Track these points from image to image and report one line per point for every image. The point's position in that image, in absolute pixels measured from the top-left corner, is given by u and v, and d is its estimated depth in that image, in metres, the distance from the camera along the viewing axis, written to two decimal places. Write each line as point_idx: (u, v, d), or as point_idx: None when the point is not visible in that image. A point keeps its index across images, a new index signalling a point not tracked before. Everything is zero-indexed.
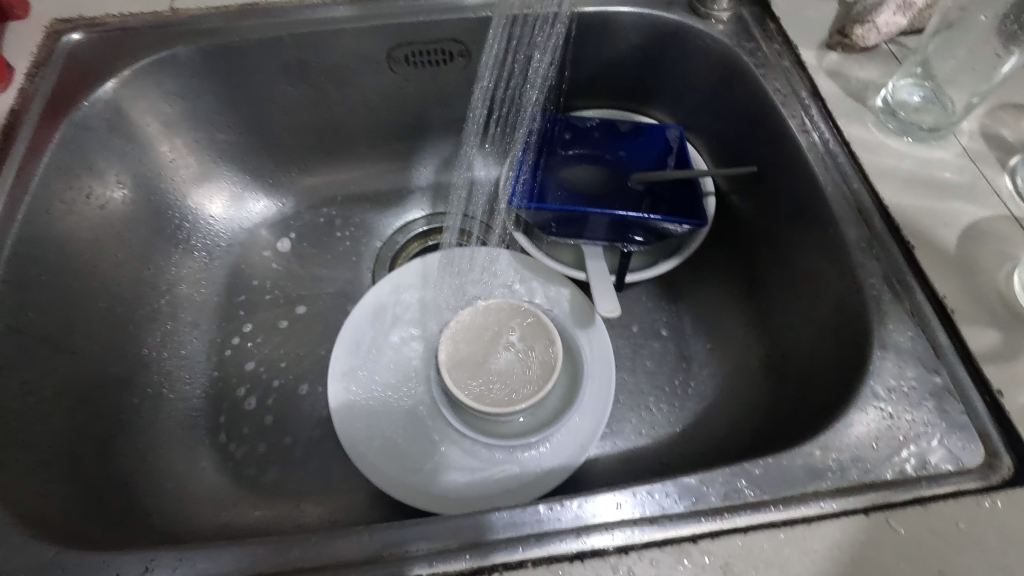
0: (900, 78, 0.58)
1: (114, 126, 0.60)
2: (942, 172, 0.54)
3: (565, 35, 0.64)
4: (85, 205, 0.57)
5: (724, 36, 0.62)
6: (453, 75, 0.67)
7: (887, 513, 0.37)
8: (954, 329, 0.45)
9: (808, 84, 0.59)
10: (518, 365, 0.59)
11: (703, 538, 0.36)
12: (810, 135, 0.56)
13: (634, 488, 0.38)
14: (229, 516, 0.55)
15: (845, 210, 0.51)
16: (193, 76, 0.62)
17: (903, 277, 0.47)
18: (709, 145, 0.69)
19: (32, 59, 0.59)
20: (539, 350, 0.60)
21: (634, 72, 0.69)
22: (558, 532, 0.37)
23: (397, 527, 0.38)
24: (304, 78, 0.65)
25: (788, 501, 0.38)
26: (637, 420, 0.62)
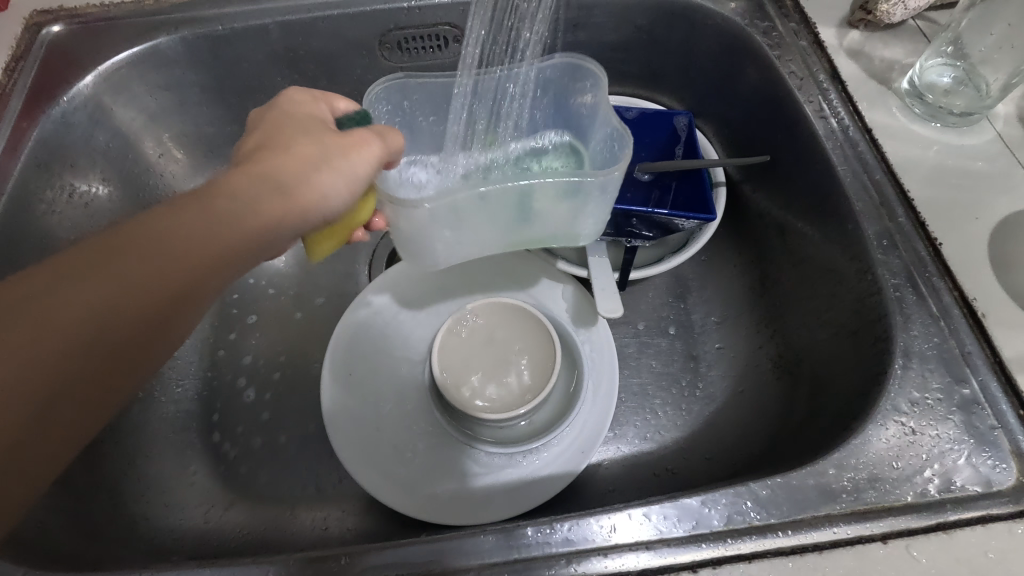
0: (928, 58, 0.53)
1: (96, 121, 0.58)
2: (973, 161, 0.50)
3: (555, 12, 0.60)
4: (67, 204, 0.55)
5: (735, 15, 0.58)
6: (449, 62, 0.64)
7: (908, 541, 0.34)
8: (985, 335, 0.41)
9: (827, 66, 0.55)
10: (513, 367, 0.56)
11: (703, 566, 0.34)
12: (828, 121, 0.52)
13: (630, 509, 0.36)
14: (219, 524, 0.54)
15: (865, 203, 0.47)
16: (177, 67, 0.60)
17: (928, 277, 0.44)
18: (720, 131, 0.65)
19: (12, 53, 0.57)
20: (537, 353, 0.57)
21: (640, 55, 0.65)
22: (547, 557, 0.34)
23: (377, 550, 0.35)
24: (293, 67, 0.62)
25: (797, 525, 0.35)
26: (643, 424, 0.59)
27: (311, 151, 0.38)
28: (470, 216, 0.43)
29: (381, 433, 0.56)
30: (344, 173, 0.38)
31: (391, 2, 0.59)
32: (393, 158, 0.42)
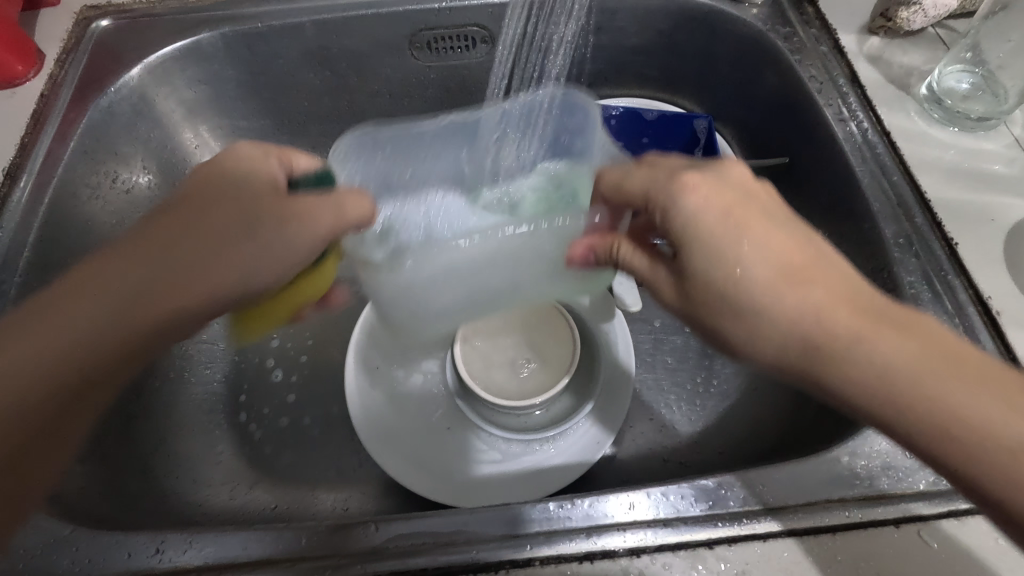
0: (946, 64, 0.55)
1: (140, 112, 0.60)
2: (989, 164, 0.51)
3: (580, 16, 0.62)
4: (110, 189, 0.58)
5: (757, 21, 0.59)
6: (476, 62, 0.66)
7: (919, 526, 0.35)
8: (999, 332, 0.42)
9: (846, 70, 0.56)
10: (521, 363, 0.58)
11: (719, 543, 0.35)
12: (847, 125, 0.53)
13: (648, 488, 0.37)
14: (245, 500, 0.56)
15: (883, 204, 0.48)
16: (217, 62, 0.62)
17: (944, 276, 0.44)
18: (740, 134, 0.67)
19: (62, 45, 0.60)
20: (552, 352, 0.58)
21: (662, 59, 0.66)
22: (568, 531, 0.36)
23: (404, 519, 0.37)
24: (326, 64, 0.65)
25: (812, 507, 0.36)
26: (659, 418, 0.60)
27: (255, 210, 0.40)
28: (449, 296, 0.45)
29: (402, 419, 0.58)
30: (290, 240, 0.40)
31: (423, 3, 0.61)
32: (352, 226, 0.41)
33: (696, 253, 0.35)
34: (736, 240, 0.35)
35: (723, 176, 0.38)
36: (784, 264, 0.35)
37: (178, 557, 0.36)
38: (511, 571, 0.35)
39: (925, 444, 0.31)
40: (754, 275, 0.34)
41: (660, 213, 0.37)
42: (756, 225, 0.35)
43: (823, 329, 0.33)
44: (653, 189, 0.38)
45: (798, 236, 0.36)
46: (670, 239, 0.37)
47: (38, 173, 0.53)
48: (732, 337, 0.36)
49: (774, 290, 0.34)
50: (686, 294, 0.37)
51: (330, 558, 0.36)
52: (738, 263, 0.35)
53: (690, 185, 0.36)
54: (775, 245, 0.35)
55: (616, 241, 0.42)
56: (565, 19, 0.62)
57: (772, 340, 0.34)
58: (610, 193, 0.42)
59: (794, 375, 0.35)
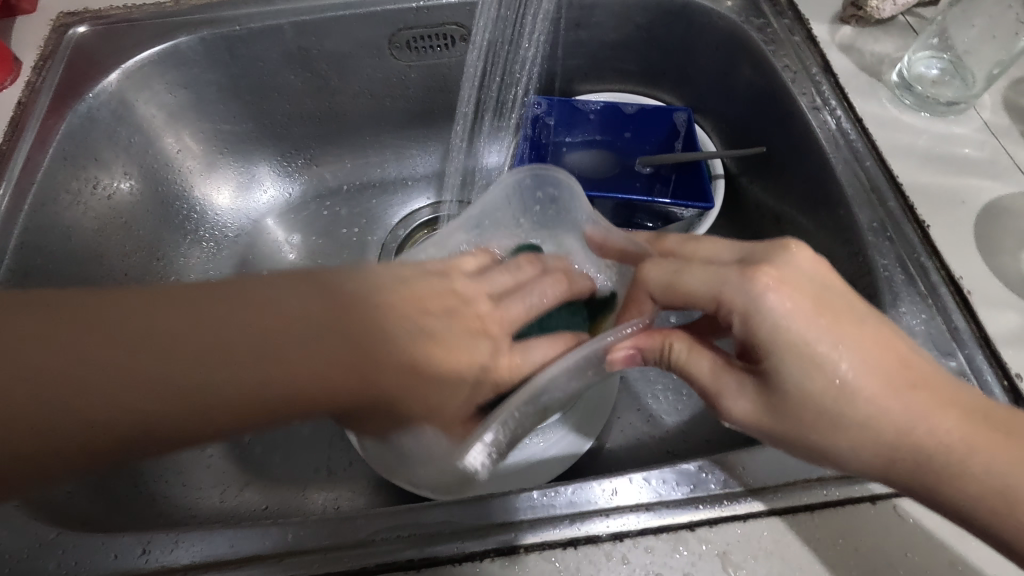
0: (916, 51, 0.55)
1: (120, 117, 0.60)
2: (960, 148, 0.52)
3: (557, 12, 0.63)
4: (91, 195, 0.58)
5: (731, 13, 0.60)
6: (455, 61, 0.66)
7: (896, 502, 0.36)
8: (971, 312, 0.43)
9: (820, 59, 0.57)
10: None
11: (700, 525, 0.36)
12: (822, 113, 0.54)
13: (631, 474, 0.37)
14: (236, 502, 0.56)
15: (856, 190, 0.49)
16: (197, 66, 0.62)
17: (917, 258, 0.45)
18: (719, 126, 0.67)
19: (39, 52, 0.60)
20: None
21: (640, 53, 0.67)
22: (552, 518, 0.36)
23: (391, 512, 0.37)
24: (306, 66, 0.65)
25: (791, 487, 0.36)
26: (645, 408, 0.61)
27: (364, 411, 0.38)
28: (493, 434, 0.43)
29: None
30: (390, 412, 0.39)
31: (401, 2, 0.61)
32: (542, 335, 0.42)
33: (794, 366, 0.33)
34: (835, 350, 0.32)
35: (798, 263, 0.34)
36: (886, 369, 0.33)
37: (165, 556, 0.36)
38: (497, 559, 0.35)
39: (966, 509, 0.33)
40: (860, 384, 0.32)
41: (741, 317, 0.33)
42: (849, 333, 0.33)
43: (922, 440, 0.32)
44: (727, 289, 0.34)
45: (886, 334, 0.34)
46: (750, 351, 0.34)
47: (17, 180, 0.52)
48: (823, 448, 0.34)
49: (882, 397, 0.32)
50: (776, 409, 0.34)
51: (318, 553, 0.36)
52: (838, 371, 0.32)
53: (772, 285, 0.33)
54: (876, 356, 0.33)
55: (671, 340, 0.38)
56: (533, 17, 0.62)
57: (870, 443, 0.33)
58: (663, 292, 0.38)
59: (891, 473, 0.34)
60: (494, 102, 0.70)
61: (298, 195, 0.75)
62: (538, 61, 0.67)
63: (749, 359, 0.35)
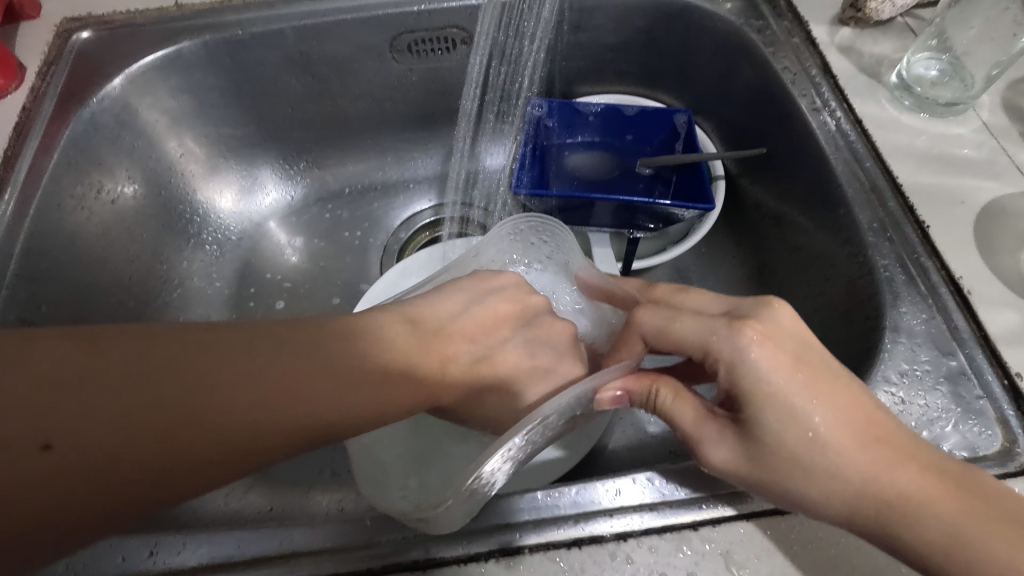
0: (915, 52, 0.56)
1: (123, 122, 0.61)
2: (960, 148, 0.52)
3: (557, 15, 0.63)
4: (96, 200, 0.58)
5: (731, 15, 0.60)
6: (456, 64, 0.67)
7: None
8: (971, 312, 0.43)
9: (819, 61, 0.57)
10: None
11: (703, 525, 0.36)
12: (821, 115, 0.54)
13: (634, 475, 0.38)
14: (241, 504, 0.56)
15: (856, 191, 0.50)
16: (200, 70, 0.63)
17: (917, 258, 0.46)
18: (719, 127, 0.68)
19: (43, 58, 0.60)
20: None
21: (640, 56, 0.67)
22: (556, 519, 0.37)
23: (398, 514, 0.38)
24: (308, 70, 0.65)
25: None
26: (647, 409, 0.61)
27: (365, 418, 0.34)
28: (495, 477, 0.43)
29: None
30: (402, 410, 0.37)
31: (402, 6, 0.62)
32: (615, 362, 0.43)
33: (768, 415, 0.33)
34: (809, 404, 0.32)
35: (779, 322, 0.35)
36: (857, 424, 0.33)
37: (172, 558, 0.36)
38: (502, 560, 0.36)
39: (935, 568, 0.32)
40: (832, 437, 0.32)
41: (726, 367, 0.34)
42: (824, 389, 0.33)
43: (891, 494, 0.32)
44: (713, 340, 0.34)
45: (858, 392, 0.34)
46: (733, 401, 0.35)
47: (22, 186, 0.53)
48: (796, 496, 0.34)
49: (851, 450, 0.32)
50: (752, 457, 0.34)
51: (324, 554, 0.37)
52: (812, 424, 0.32)
53: (755, 339, 0.33)
54: (846, 412, 0.33)
55: (658, 384, 0.38)
56: (535, 20, 0.63)
57: (840, 493, 0.33)
58: (655, 337, 0.39)
59: (862, 526, 0.33)
60: (496, 105, 0.70)
61: (301, 198, 0.75)
62: (540, 65, 0.67)
63: (732, 408, 0.35)
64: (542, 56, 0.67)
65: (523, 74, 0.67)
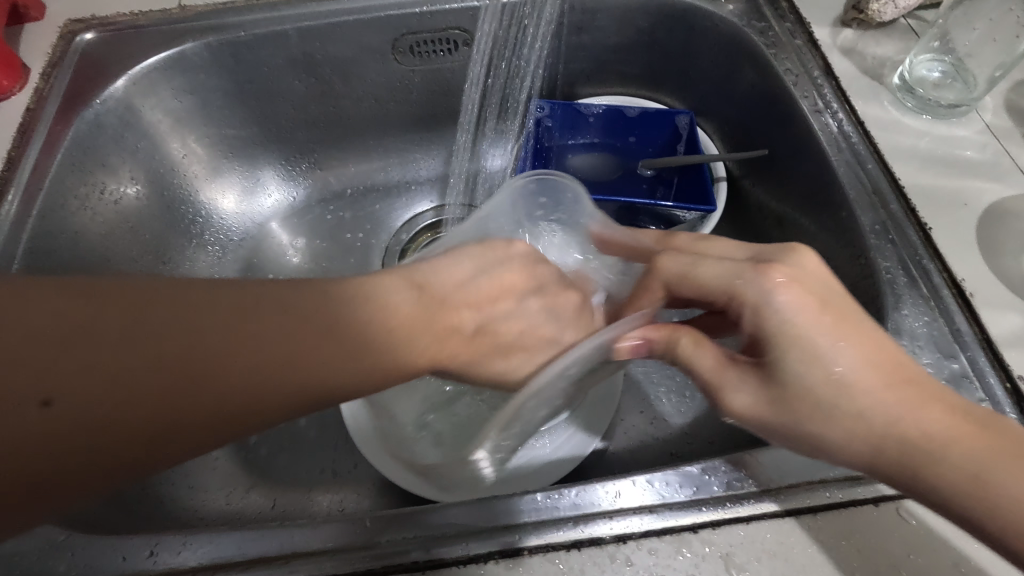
0: (918, 53, 0.56)
1: (126, 123, 0.61)
2: (962, 150, 0.52)
3: (559, 16, 0.63)
4: (99, 200, 0.58)
5: (733, 16, 0.60)
6: (458, 65, 0.67)
7: (899, 503, 0.36)
8: (973, 314, 0.43)
9: (821, 63, 0.57)
10: None
11: (703, 527, 0.36)
12: (823, 116, 0.54)
13: (634, 477, 0.38)
14: (242, 504, 0.56)
15: (858, 192, 0.49)
16: (203, 71, 0.63)
17: (919, 260, 0.45)
18: (721, 129, 0.68)
19: (47, 59, 0.60)
20: None
21: (642, 57, 0.67)
22: (556, 520, 0.37)
23: (398, 515, 0.38)
24: (310, 72, 0.65)
25: (794, 489, 0.37)
26: (648, 411, 0.61)
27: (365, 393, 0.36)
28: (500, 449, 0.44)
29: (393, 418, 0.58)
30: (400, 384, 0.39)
31: (404, 7, 0.62)
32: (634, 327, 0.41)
33: (795, 356, 0.33)
34: (836, 346, 0.33)
35: (806, 268, 0.35)
36: (883, 368, 0.33)
37: (173, 558, 0.36)
38: (501, 561, 0.36)
39: (955, 504, 0.32)
40: (859, 380, 0.33)
41: (752, 310, 0.35)
42: (852, 333, 0.34)
43: (919, 434, 0.32)
44: (739, 284, 0.35)
45: (884, 338, 0.34)
46: (757, 345, 0.35)
47: (26, 186, 0.53)
48: (821, 440, 0.34)
49: (879, 394, 0.33)
50: (777, 402, 0.34)
51: (323, 554, 0.37)
52: (836, 365, 0.33)
53: (783, 281, 0.34)
54: (874, 356, 0.33)
55: (680, 333, 0.38)
56: (537, 21, 0.63)
57: (869, 437, 0.33)
58: (678, 284, 0.40)
59: (885, 470, 0.33)
60: (498, 106, 0.70)
61: (304, 199, 0.76)
62: (541, 66, 0.68)
63: (756, 354, 0.35)
64: (543, 57, 0.67)
65: (524, 76, 0.68)
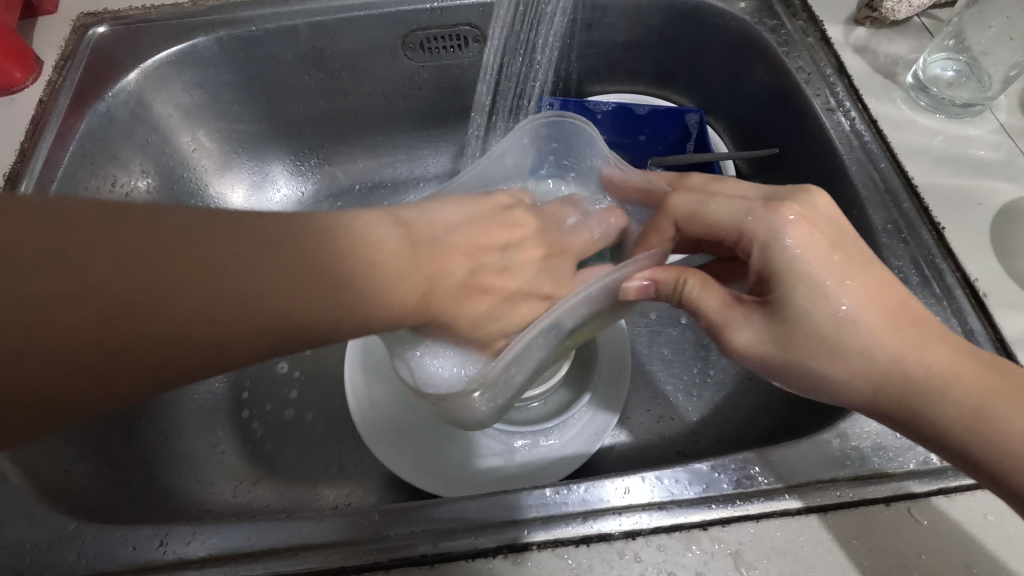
0: (931, 52, 0.55)
1: (137, 116, 0.61)
2: (975, 150, 0.51)
3: (570, 13, 0.63)
4: (110, 193, 0.59)
5: (745, 14, 0.60)
6: (468, 61, 0.67)
7: (910, 503, 0.36)
8: (987, 314, 0.43)
9: (833, 61, 0.57)
10: None
11: (713, 525, 0.36)
12: (835, 115, 0.54)
13: (643, 473, 0.38)
14: (249, 497, 0.56)
15: (870, 191, 0.49)
16: (213, 66, 0.63)
17: (932, 259, 0.45)
18: (731, 127, 0.67)
19: (60, 52, 0.61)
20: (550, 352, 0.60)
21: (653, 55, 0.67)
22: (564, 516, 0.36)
23: (406, 508, 0.38)
24: (320, 67, 0.65)
25: (804, 488, 0.37)
26: (655, 409, 0.61)
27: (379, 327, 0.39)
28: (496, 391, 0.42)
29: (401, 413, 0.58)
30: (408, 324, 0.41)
31: (415, 3, 0.62)
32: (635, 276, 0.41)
33: (801, 293, 0.35)
34: (842, 284, 0.34)
35: (817, 208, 0.37)
36: (884, 308, 0.34)
37: (182, 548, 0.37)
38: (510, 556, 0.36)
39: (947, 443, 0.33)
40: (860, 317, 0.34)
41: (761, 247, 0.36)
42: (857, 272, 0.35)
43: (916, 370, 0.33)
44: (750, 220, 0.37)
45: (891, 280, 0.36)
46: (765, 282, 0.36)
47: (38, 177, 0.53)
48: (819, 375, 0.35)
49: (881, 330, 0.34)
50: (778, 339, 0.36)
51: (332, 546, 0.37)
52: (842, 301, 0.34)
53: (793, 218, 0.36)
54: (876, 294, 0.35)
55: (687, 274, 0.39)
56: (547, 17, 0.63)
57: (866, 372, 0.34)
58: (688, 225, 0.40)
59: (881, 404, 0.35)
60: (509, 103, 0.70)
61: (312, 194, 0.76)
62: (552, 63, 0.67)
63: (762, 293, 0.37)
64: (554, 54, 0.67)
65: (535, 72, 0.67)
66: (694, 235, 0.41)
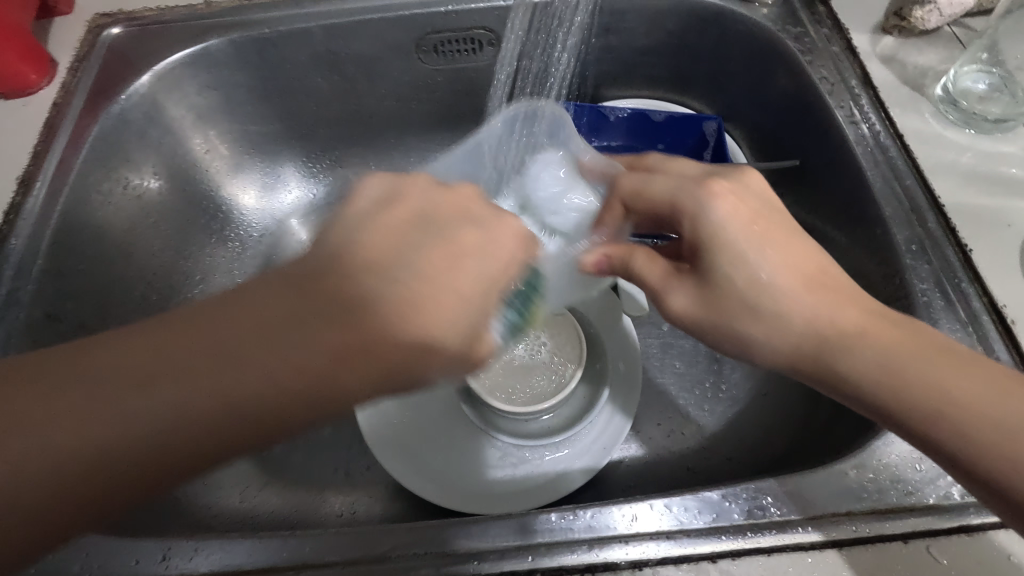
0: (963, 64, 0.53)
1: (151, 118, 0.61)
2: (1006, 167, 0.50)
3: (586, 17, 0.62)
4: (122, 195, 0.59)
5: (767, 21, 0.58)
6: (482, 65, 0.66)
7: (928, 540, 0.35)
8: (1014, 342, 0.41)
9: (859, 71, 0.55)
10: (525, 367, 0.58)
11: (722, 557, 0.35)
12: (859, 127, 0.52)
13: (651, 500, 0.37)
14: (255, 502, 0.57)
15: (895, 208, 0.47)
16: (226, 68, 0.63)
17: (958, 283, 0.44)
18: (750, 136, 0.66)
19: (76, 54, 0.61)
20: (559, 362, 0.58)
21: (671, 60, 0.66)
22: (569, 542, 0.36)
23: (409, 528, 0.37)
24: (333, 70, 0.65)
25: (819, 521, 0.35)
26: (665, 423, 0.60)
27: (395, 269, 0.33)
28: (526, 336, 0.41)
29: (408, 421, 0.58)
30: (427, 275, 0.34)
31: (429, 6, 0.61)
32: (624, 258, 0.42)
33: (722, 259, 0.36)
34: (759, 251, 0.36)
35: (749, 186, 0.39)
36: (804, 272, 0.36)
37: (185, 565, 0.36)
38: None
39: (871, 395, 0.34)
40: (776, 281, 0.36)
41: (690, 220, 0.38)
42: (778, 238, 0.37)
43: (828, 328, 0.35)
44: (680, 195, 0.39)
45: (809, 248, 0.38)
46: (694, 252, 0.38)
47: (51, 181, 0.53)
48: (745, 337, 0.37)
49: (798, 294, 0.36)
50: (708, 304, 0.37)
51: (334, 566, 0.36)
52: (758, 268, 0.36)
53: (721, 192, 0.38)
54: (792, 261, 0.36)
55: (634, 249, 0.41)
56: (563, 22, 0.61)
57: (784, 335, 0.36)
58: (632, 199, 0.42)
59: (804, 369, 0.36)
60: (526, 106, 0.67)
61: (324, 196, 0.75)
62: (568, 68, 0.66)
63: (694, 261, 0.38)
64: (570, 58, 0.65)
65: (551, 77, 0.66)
66: (641, 211, 0.42)
